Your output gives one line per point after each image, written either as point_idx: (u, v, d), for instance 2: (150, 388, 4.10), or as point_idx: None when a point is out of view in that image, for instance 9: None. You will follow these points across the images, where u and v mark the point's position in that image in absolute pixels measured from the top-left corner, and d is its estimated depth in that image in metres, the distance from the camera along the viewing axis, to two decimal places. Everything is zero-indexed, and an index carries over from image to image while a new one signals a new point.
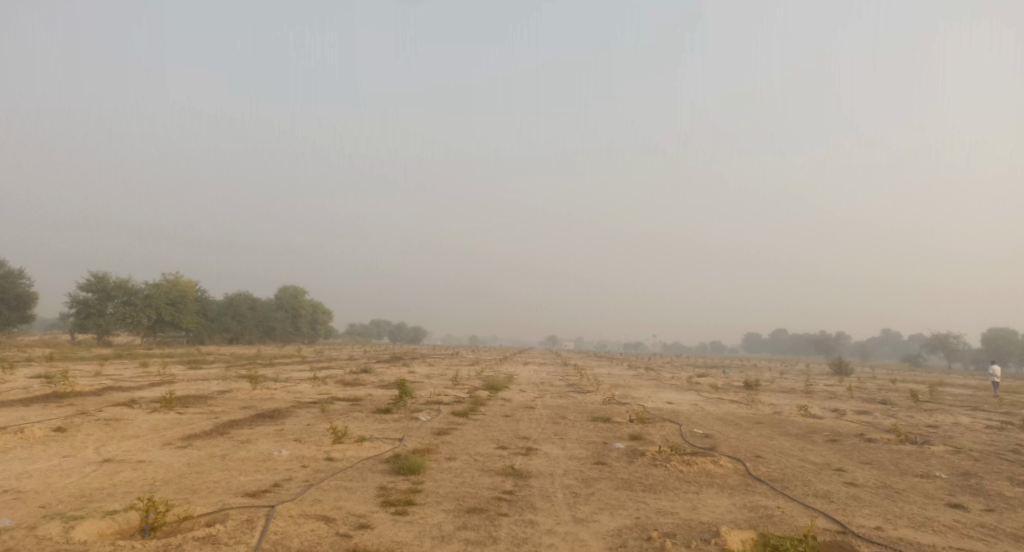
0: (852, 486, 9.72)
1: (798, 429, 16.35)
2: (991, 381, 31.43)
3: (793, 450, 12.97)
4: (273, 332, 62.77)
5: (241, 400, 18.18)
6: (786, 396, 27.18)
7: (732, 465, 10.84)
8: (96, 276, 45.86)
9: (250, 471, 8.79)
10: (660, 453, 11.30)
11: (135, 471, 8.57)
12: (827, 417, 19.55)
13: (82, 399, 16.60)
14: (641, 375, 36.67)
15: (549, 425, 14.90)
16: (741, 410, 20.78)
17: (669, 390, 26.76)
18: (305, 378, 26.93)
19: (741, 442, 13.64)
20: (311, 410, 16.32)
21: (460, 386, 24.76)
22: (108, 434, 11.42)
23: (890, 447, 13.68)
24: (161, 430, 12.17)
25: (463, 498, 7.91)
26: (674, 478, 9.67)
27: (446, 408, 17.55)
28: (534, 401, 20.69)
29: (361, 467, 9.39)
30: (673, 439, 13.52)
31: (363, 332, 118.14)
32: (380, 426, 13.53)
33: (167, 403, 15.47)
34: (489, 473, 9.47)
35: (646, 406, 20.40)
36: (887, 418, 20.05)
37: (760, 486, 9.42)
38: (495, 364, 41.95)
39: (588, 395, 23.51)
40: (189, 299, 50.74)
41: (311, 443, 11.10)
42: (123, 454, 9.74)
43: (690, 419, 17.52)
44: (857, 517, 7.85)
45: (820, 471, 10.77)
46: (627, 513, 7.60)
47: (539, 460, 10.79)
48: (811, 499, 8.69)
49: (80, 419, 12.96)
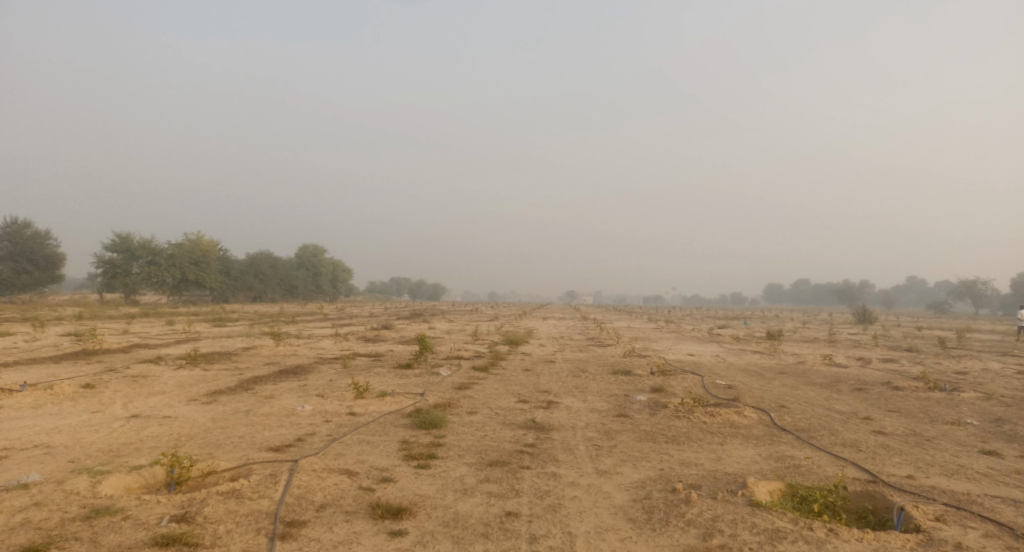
0: (881, 434, 9.52)
1: (823, 378, 16.12)
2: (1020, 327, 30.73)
3: (818, 400, 12.78)
4: (295, 290, 63.61)
5: (265, 356, 18.44)
6: (808, 345, 26.85)
7: (757, 415, 10.68)
8: (120, 237, 46.53)
9: (273, 426, 8.86)
10: (683, 405, 11.19)
11: (160, 427, 8.69)
12: (852, 366, 19.26)
13: (111, 357, 16.97)
14: (661, 327, 36.51)
15: (570, 378, 14.86)
16: (764, 360, 20.57)
17: (690, 342, 26.60)
18: (328, 335, 27.26)
19: (764, 392, 13.48)
20: (333, 366, 16.48)
21: (481, 341, 24.89)
22: (135, 390, 11.62)
23: (919, 395, 13.40)
24: (187, 386, 12.36)
25: (485, 451, 7.88)
26: (697, 429, 9.56)
27: (466, 362, 17.62)
28: (554, 355, 20.71)
29: (383, 422, 9.43)
30: (696, 390, 13.39)
31: (384, 290, 119.49)
32: (401, 381, 13.61)
33: (192, 360, 15.71)
34: (511, 427, 9.44)
35: (667, 358, 20.27)
36: (913, 365, 19.70)
37: (786, 436, 9.27)
38: (514, 319, 42.10)
39: (608, 348, 23.46)
40: (211, 258, 51.39)
41: (334, 398, 11.18)
42: (149, 410, 9.89)
43: (712, 370, 17.39)
44: (888, 466, 7.67)
45: (847, 421, 10.57)
46: (651, 465, 7.50)
47: (561, 413, 10.74)
48: (839, 449, 8.52)
49: (109, 375, 13.22)
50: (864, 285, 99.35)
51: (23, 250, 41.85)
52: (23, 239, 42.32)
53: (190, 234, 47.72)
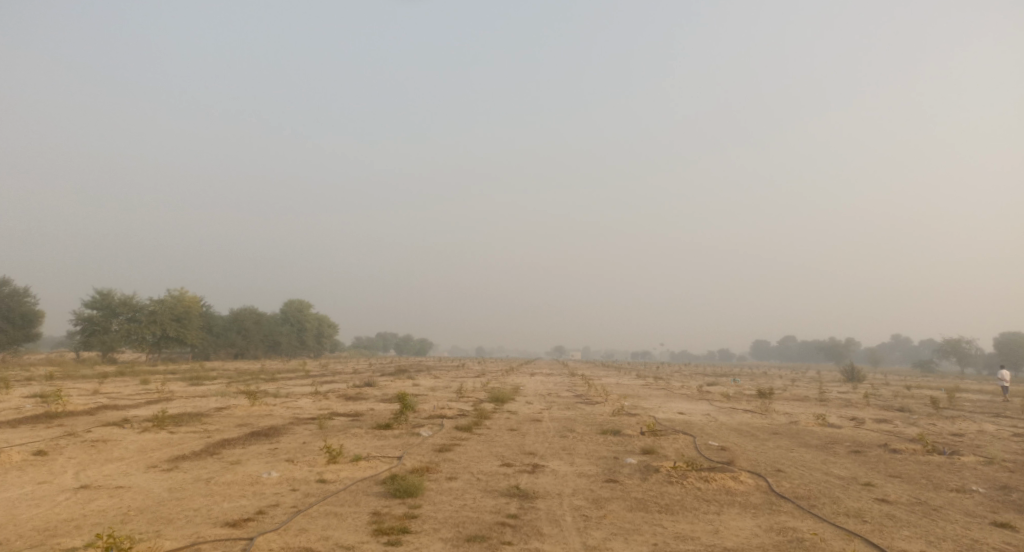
0: (885, 503, 8.99)
1: (817, 440, 15.59)
2: (1000, 385, 30.53)
3: (815, 463, 12.22)
4: (278, 346, 62.25)
5: (238, 417, 17.60)
6: (800, 405, 26.32)
7: (753, 481, 10.11)
8: (100, 293, 45.61)
9: (234, 496, 8.16)
10: (676, 468, 10.60)
11: (109, 499, 7.96)
12: (846, 427, 18.71)
13: (73, 419, 16.05)
14: (649, 384, 36.05)
15: (557, 439, 14.20)
16: (755, 420, 19.97)
17: (680, 401, 25.92)
18: (306, 393, 26.32)
19: (759, 455, 12.91)
20: (308, 427, 15.72)
21: (465, 399, 24.14)
22: (91, 457, 10.84)
23: (917, 458, 12.90)
24: (149, 451, 11.58)
25: (463, 524, 7.25)
26: (691, 497, 8.98)
27: (449, 422, 16.89)
28: (540, 413, 20.05)
29: (355, 490, 8.76)
30: (688, 452, 12.80)
31: (369, 345, 117.93)
32: (379, 443, 12.90)
33: (159, 422, 14.91)
34: (493, 495, 8.81)
35: (657, 418, 19.66)
36: (908, 426, 19.19)
37: (786, 504, 8.71)
38: (500, 376, 41.10)
39: (597, 406, 22.76)
40: (193, 314, 50.33)
41: (304, 463, 10.48)
42: (102, 479, 9.14)
43: (703, 430, 16.82)
44: (897, 540, 7.15)
45: (847, 487, 10.04)
46: (643, 540, 6.91)
47: (546, 478, 10.11)
48: (843, 519, 7.98)
49: (66, 440, 12.40)
50: (849, 342, 99.45)
51: None
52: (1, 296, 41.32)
53: (172, 290, 46.88)
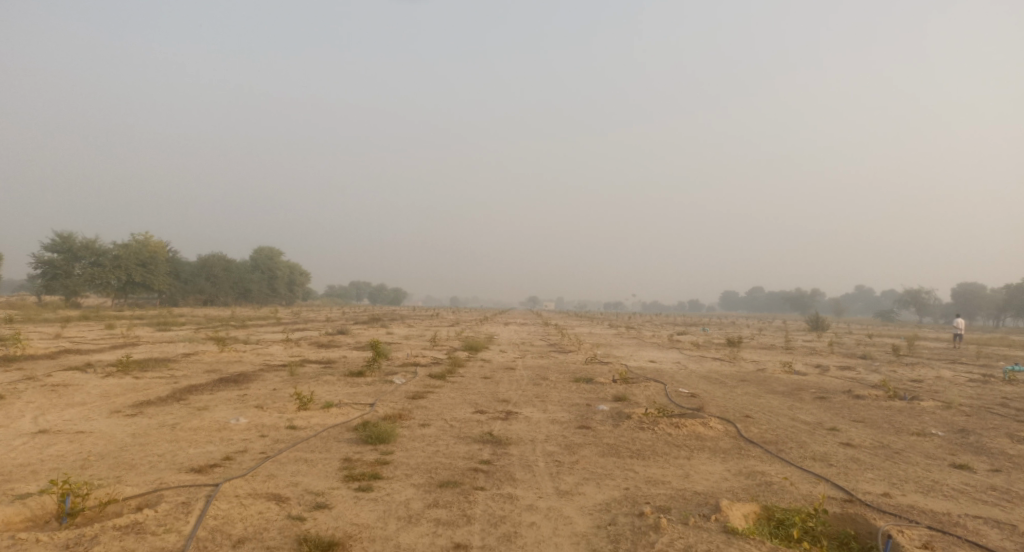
0: (849, 447, 9.22)
1: (784, 386, 15.97)
2: (955, 335, 31.72)
3: (782, 409, 12.49)
4: (249, 293, 61.28)
5: (206, 363, 17.25)
6: (767, 353, 26.97)
7: (723, 426, 10.26)
8: (60, 236, 43.94)
9: (200, 442, 7.95)
10: (647, 415, 10.70)
11: (68, 444, 7.67)
12: (811, 374, 19.22)
13: (33, 363, 15.53)
14: (622, 333, 36.61)
15: (531, 386, 14.24)
16: (724, 368, 20.37)
17: (652, 349, 26.33)
18: (278, 340, 25.98)
19: (728, 401, 13.14)
20: (279, 374, 15.48)
21: (439, 347, 24.12)
22: (50, 402, 10.46)
23: (879, 404, 13.30)
24: (112, 396, 11.24)
25: (435, 470, 7.17)
26: (663, 442, 9.07)
27: (422, 370, 16.83)
28: (514, 361, 20.12)
29: (325, 437, 8.61)
30: (660, 399, 12.95)
31: (343, 294, 117.12)
32: (350, 391, 12.75)
33: (123, 367, 14.49)
34: (466, 441, 8.76)
35: (630, 365, 19.91)
36: (869, 373, 19.81)
37: (755, 449, 8.85)
38: (474, 325, 41.22)
39: (570, 354, 22.96)
40: (160, 260, 48.96)
41: (274, 410, 10.28)
42: (61, 424, 8.82)
43: (674, 378, 17.09)
44: (861, 482, 7.32)
45: (813, 432, 10.27)
46: (616, 484, 6.93)
47: (520, 425, 10.10)
48: (810, 463, 8.15)
49: (24, 384, 11.96)
50: (815, 294, 102.09)
51: None
52: None
53: (136, 235, 45.37)
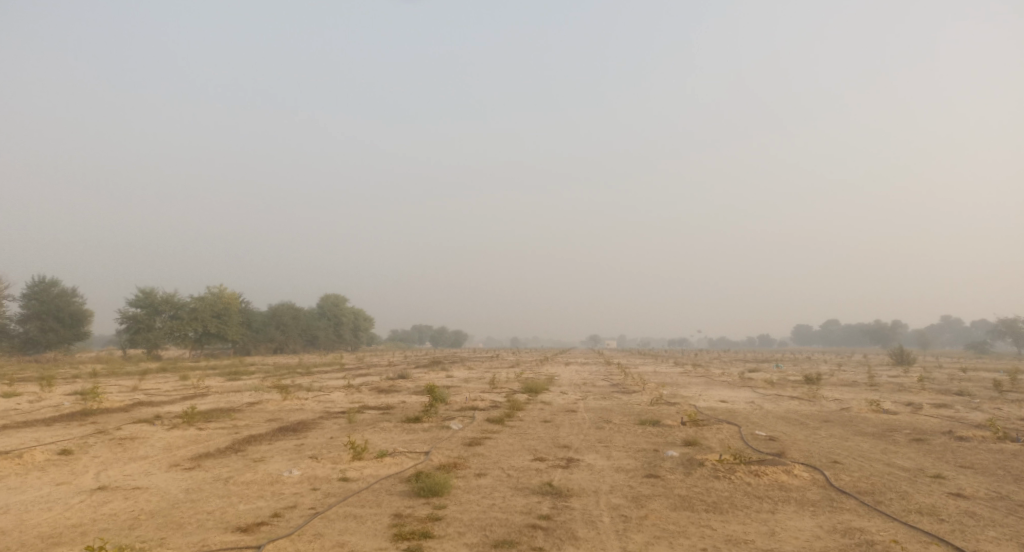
0: (961, 498, 8.04)
1: (873, 427, 14.53)
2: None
3: (875, 453, 11.24)
4: (316, 341, 63.00)
5: (268, 412, 17.44)
6: (849, 389, 24.99)
7: (809, 474, 9.25)
8: (144, 291, 46.73)
9: (251, 497, 7.77)
10: (722, 462, 9.80)
11: (123, 501, 7.66)
12: (902, 412, 17.50)
13: (107, 416, 16.12)
14: (688, 371, 35.01)
15: (593, 430, 13.51)
16: (804, 407, 18.87)
17: (722, 388, 24.91)
18: (339, 386, 26.22)
19: (812, 445, 11.98)
20: (338, 421, 15.41)
21: (498, 390, 23.66)
22: (115, 456, 10.65)
23: (988, 446, 11.78)
24: (174, 449, 11.36)
25: (490, 527, 6.65)
26: (741, 494, 8.21)
27: (481, 414, 16.39)
28: (575, 404, 19.39)
29: (378, 489, 8.27)
30: (734, 444, 11.94)
31: (404, 338, 119.07)
32: (406, 438, 12.44)
33: (188, 418, 14.78)
34: (524, 493, 8.21)
35: (698, 406, 18.79)
36: (970, 411, 17.86)
37: (848, 501, 7.85)
38: (534, 366, 40.53)
39: (634, 395, 21.93)
40: (233, 311, 51.18)
41: (328, 460, 10.05)
42: (120, 480, 8.89)
43: (748, 419, 15.90)
44: (984, 542, 6.25)
45: (915, 480, 9.09)
46: (690, 544, 6.20)
47: (582, 474, 9.44)
48: (915, 517, 7.12)
49: (94, 439, 12.31)
50: (896, 324, 95.47)
51: (50, 308, 42.04)
52: (51, 297, 42.60)
53: (211, 288, 47.65)
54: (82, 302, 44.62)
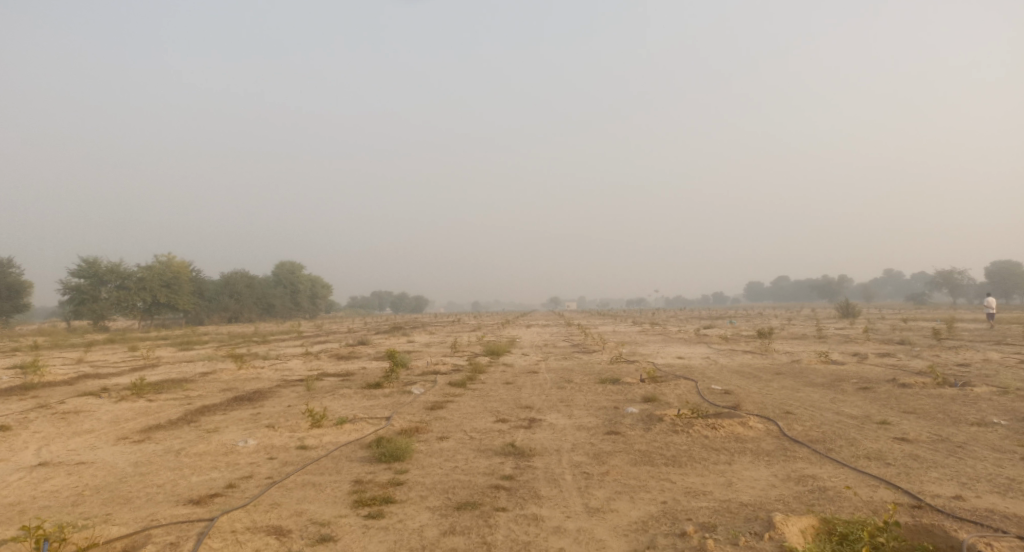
0: (905, 442, 8.41)
1: (822, 378, 15.08)
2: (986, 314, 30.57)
3: (824, 403, 11.66)
4: (273, 309, 61.61)
5: (223, 382, 16.94)
6: (799, 343, 25.95)
7: (763, 426, 9.50)
8: (86, 261, 44.51)
9: (204, 469, 7.49)
10: (680, 416, 9.98)
11: (65, 477, 7.27)
12: (849, 363, 18.25)
13: (49, 390, 15.37)
14: (647, 329, 35.72)
15: (554, 390, 13.60)
16: (757, 361, 19.48)
17: (679, 345, 25.50)
18: (297, 354, 25.72)
19: (765, 397, 12.34)
20: (296, 389, 15.08)
21: (460, 353, 23.64)
22: (57, 431, 10.13)
23: (929, 393, 12.36)
24: (122, 422, 10.89)
25: (453, 490, 6.59)
26: (699, 447, 8.37)
27: (442, 378, 16.31)
28: (537, 365, 19.52)
29: (337, 456, 8.09)
30: (692, 398, 12.18)
31: (364, 304, 117.79)
32: (367, 404, 12.25)
33: (137, 390, 14.20)
34: (487, 454, 8.16)
35: (657, 363, 19.18)
36: (911, 359, 18.76)
37: (801, 450, 8.10)
38: (496, 329, 40.64)
39: (594, 355, 22.21)
40: (183, 279, 49.36)
41: (285, 429, 9.79)
42: (63, 455, 8.44)
43: (705, 374, 16.31)
44: (928, 483, 6.54)
45: (862, 427, 9.46)
46: (651, 498, 6.28)
47: (544, 433, 9.47)
48: (864, 463, 7.39)
49: (35, 413, 11.70)
50: (842, 280, 99.53)
51: None
52: None
53: (158, 256, 45.73)
54: (19, 273, 42.25)
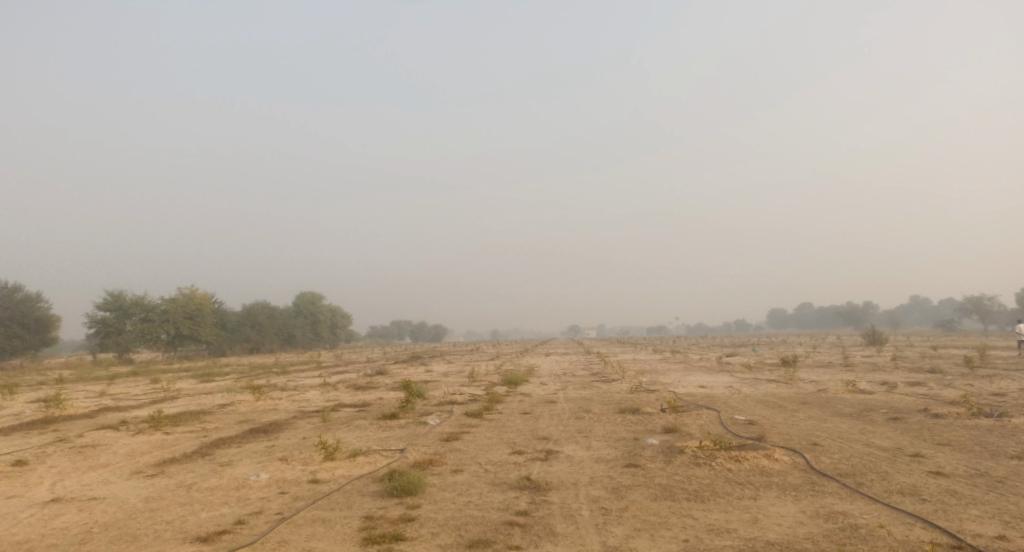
0: (941, 476, 8.00)
1: (850, 407, 14.58)
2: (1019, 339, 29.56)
3: (853, 434, 11.22)
4: (293, 339, 62.00)
5: (240, 413, 16.93)
6: (825, 371, 25.26)
7: (789, 458, 9.14)
8: (112, 294, 45.41)
9: (215, 504, 7.38)
10: (702, 448, 9.65)
11: (76, 514, 7.21)
12: (878, 392, 17.64)
13: (69, 423, 15.47)
14: (667, 358, 35.16)
15: (572, 421, 13.32)
16: (781, 390, 18.94)
17: (700, 374, 24.99)
18: (315, 385, 25.69)
19: (791, 428, 11.93)
20: (312, 420, 14.99)
21: (477, 383, 23.40)
22: (73, 465, 10.12)
23: (964, 423, 11.84)
24: (137, 456, 10.87)
25: (465, 526, 6.38)
26: (722, 480, 8.06)
27: (459, 409, 16.11)
28: (555, 394, 19.23)
29: (349, 490, 7.93)
30: (714, 429, 11.82)
31: (384, 334, 118.05)
32: (382, 436, 12.10)
33: (155, 423, 14.22)
34: (502, 488, 7.95)
35: (677, 393, 18.77)
36: (943, 388, 18.08)
37: (830, 484, 7.74)
38: (514, 358, 40.33)
39: (614, 384, 21.83)
40: (206, 311, 50.05)
41: (299, 462, 9.67)
42: (76, 490, 8.40)
43: (727, 404, 15.89)
44: (968, 521, 6.17)
45: (894, 460, 9.05)
46: (672, 536, 6.00)
47: (561, 466, 9.22)
48: (898, 498, 7.02)
49: (53, 448, 11.73)
50: (868, 305, 97.41)
51: (14, 314, 40.58)
52: (14, 302, 41.10)
53: (182, 289, 46.46)
54: (47, 306, 43.16)
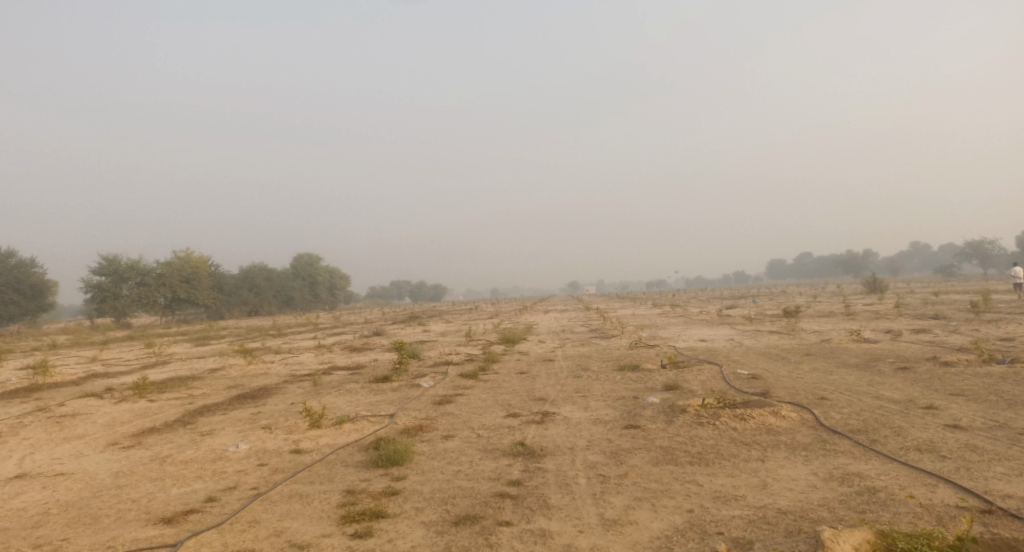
0: (959, 430, 7.53)
1: (855, 358, 14.15)
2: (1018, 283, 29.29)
3: (861, 387, 10.75)
4: (292, 301, 61.65)
5: (231, 378, 16.52)
6: (827, 320, 24.88)
7: (797, 415, 8.66)
8: (106, 259, 44.73)
9: (187, 479, 6.91)
10: (705, 407, 9.16)
11: (39, 492, 6.75)
12: (882, 340, 17.23)
13: (55, 391, 15.04)
14: (667, 311, 34.76)
15: (570, 380, 12.88)
16: (783, 342, 18.54)
17: (701, 326, 24.63)
18: (310, 347, 25.34)
19: (796, 382, 11.47)
20: (303, 384, 14.56)
21: (474, 342, 23.02)
22: (48, 437, 9.68)
23: (975, 371, 11.38)
24: (117, 425, 10.42)
25: (452, 500, 5.90)
26: (728, 441, 7.59)
27: (454, 369, 15.68)
28: (553, 352, 18.81)
29: (332, 461, 7.46)
30: (717, 386, 11.37)
31: (383, 294, 118.05)
32: (372, 400, 11.63)
33: (140, 389, 13.78)
34: (494, 455, 7.48)
35: (678, 347, 18.36)
36: (950, 335, 17.68)
37: (842, 443, 7.27)
38: (513, 315, 39.98)
39: (613, 339, 21.44)
40: (202, 275, 49.45)
41: (282, 430, 9.20)
42: (45, 465, 7.95)
43: (729, 357, 15.47)
44: (995, 481, 5.69)
45: (908, 413, 8.58)
46: (675, 506, 5.53)
47: (557, 428, 8.77)
48: (917, 457, 6.54)
49: (32, 418, 11.29)
50: (868, 254, 97.04)
51: (9, 281, 39.99)
52: (9, 269, 40.49)
53: (176, 252, 45.71)
54: (42, 273, 42.56)
